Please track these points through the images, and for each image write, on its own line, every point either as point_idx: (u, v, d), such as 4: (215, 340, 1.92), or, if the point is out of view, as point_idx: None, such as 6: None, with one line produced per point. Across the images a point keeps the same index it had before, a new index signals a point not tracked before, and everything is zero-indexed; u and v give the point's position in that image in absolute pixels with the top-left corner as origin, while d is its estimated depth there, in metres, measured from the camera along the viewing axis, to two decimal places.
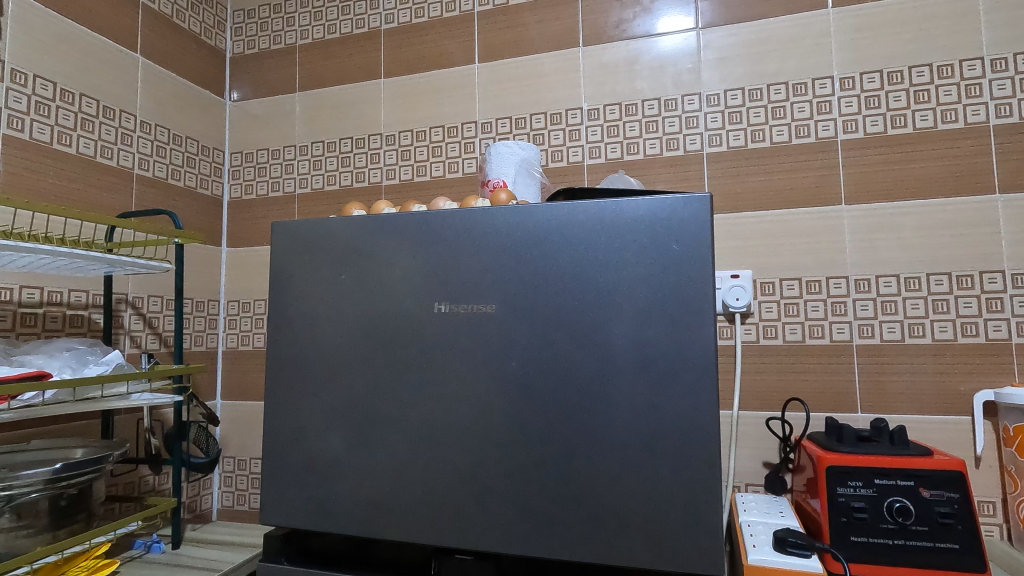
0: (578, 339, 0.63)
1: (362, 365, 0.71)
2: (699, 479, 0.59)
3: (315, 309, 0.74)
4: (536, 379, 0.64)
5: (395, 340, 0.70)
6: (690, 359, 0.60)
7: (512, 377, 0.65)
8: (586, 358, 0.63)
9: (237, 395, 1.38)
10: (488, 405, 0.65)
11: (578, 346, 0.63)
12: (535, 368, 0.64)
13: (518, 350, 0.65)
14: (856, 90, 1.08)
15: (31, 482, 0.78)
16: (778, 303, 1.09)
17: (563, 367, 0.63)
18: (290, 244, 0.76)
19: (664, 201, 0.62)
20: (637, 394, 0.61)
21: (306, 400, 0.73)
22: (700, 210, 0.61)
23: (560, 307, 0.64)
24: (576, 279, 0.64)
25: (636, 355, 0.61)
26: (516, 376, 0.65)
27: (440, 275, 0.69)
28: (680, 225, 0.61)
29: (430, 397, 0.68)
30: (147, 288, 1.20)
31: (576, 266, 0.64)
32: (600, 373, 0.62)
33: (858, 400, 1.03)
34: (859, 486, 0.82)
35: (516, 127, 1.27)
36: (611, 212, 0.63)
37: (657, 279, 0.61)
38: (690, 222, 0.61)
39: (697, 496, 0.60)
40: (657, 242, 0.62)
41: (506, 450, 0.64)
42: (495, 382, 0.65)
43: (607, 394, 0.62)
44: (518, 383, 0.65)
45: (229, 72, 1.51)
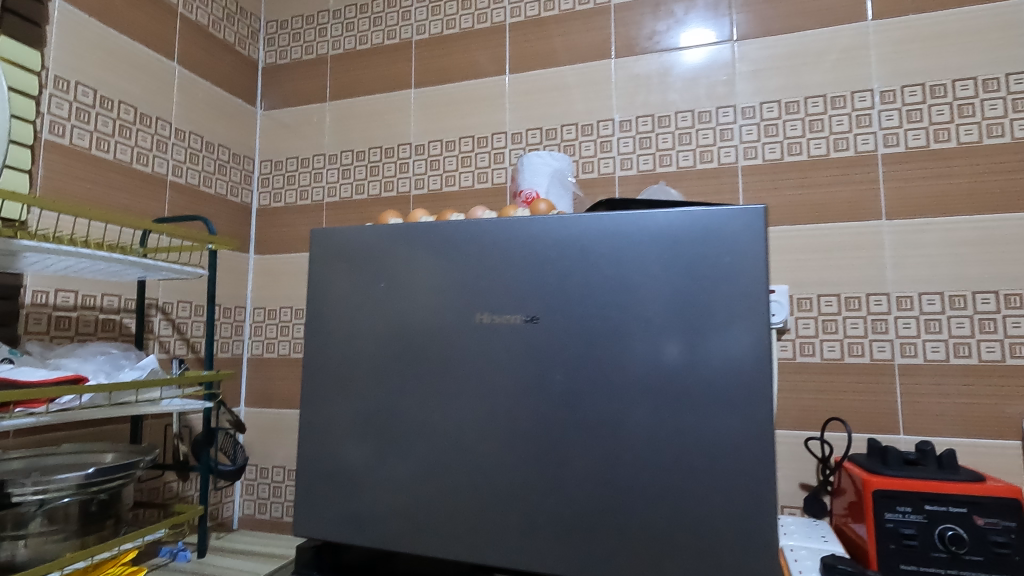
0: (623, 352, 0.61)
1: (398, 374, 0.70)
2: (753, 500, 0.57)
3: (351, 317, 0.73)
4: (580, 393, 0.62)
5: (433, 350, 0.69)
6: (740, 373, 0.58)
7: (553, 389, 0.63)
8: (631, 371, 0.61)
9: (261, 402, 1.38)
10: (528, 418, 0.64)
11: (623, 359, 0.61)
12: (578, 381, 0.63)
13: (560, 363, 0.63)
14: (897, 103, 1.06)
15: (64, 487, 0.77)
16: (816, 319, 1.06)
17: (608, 380, 0.62)
18: (327, 251, 0.76)
19: (716, 212, 0.60)
20: (685, 409, 0.59)
21: (341, 409, 0.72)
22: (753, 221, 0.59)
23: (606, 319, 0.62)
24: (622, 289, 0.62)
25: (684, 368, 0.60)
26: (559, 390, 0.63)
27: (480, 285, 0.68)
28: (732, 238, 0.60)
29: (469, 409, 0.66)
30: (177, 294, 1.21)
31: (621, 276, 0.62)
32: (646, 388, 0.60)
33: (900, 421, 1.00)
34: (908, 511, 0.78)
35: (547, 138, 1.26)
36: (659, 222, 0.62)
37: (707, 291, 0.60)
38: (743, 234, 0.59)
39: (750, 520, 0.57)
40: (707, 253, 0.60)
41: (548, 465, 0.63)
42: (537, 394, 0.64)
43: (653, 408, 0.60)
44: (561, 396, 0.63)
45: (261, 81, 1.53)
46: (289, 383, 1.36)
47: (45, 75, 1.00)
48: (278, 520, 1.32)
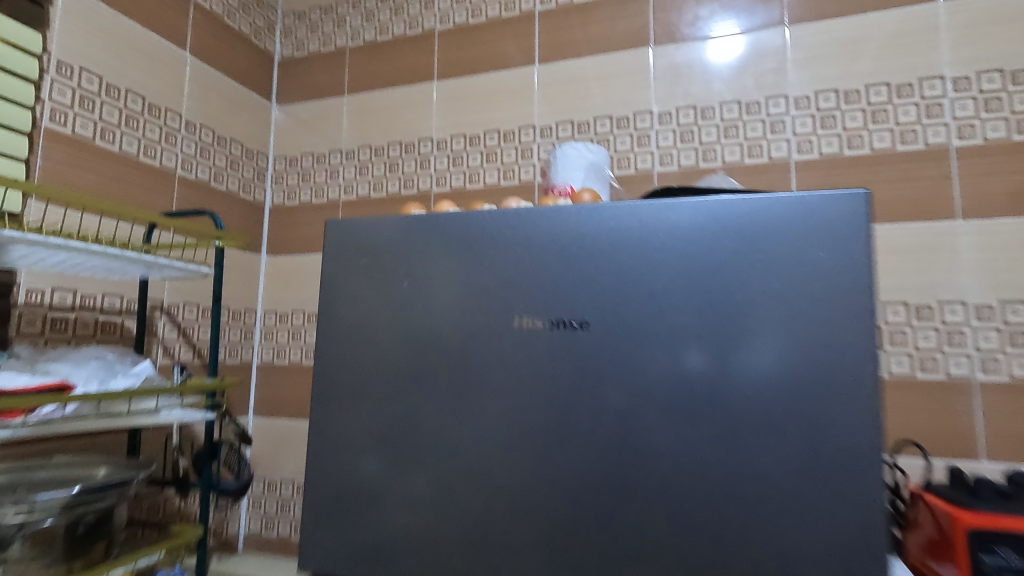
0: (680, 358, 0.56)
1: (425, 381, 0.63)
2: (828, 523, 0.51)
3: (370, 317, 0.66)
4: (631, 405, 0.56)
5: (465, 355, 0.62)
6: (813, 382, 0.53)
7: (601, 399, 0.57)
8: (690, 379, 0.55)
9: (271, 411, 1.29)
10: (572, 430, 0.58)
11: (681, 365, 0.56)
12: (629, 390, 0.57)
13: (609, 370, 0.57)
14: (972, 91, 0.96)
15: (47, 507, 0.69)
16: (881, 329, 0.95)
17: (662, 389, 0.56)
18: (345, 246, 0.69)
19: (786, 207, 0.54)
20: (751, 422, 0.53)
21: (359, 421, 0.65)
22: (826, 218, 0.54)
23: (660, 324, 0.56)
24: (678, 289, 0.56)
25: (748, 376, 0.54)
26: (606, 401, 0.57)
27: (518, 285, 0.62)
28: (802, 235, 0.54)
29: (505, 419, 0.60)
30: (183, 294, 1.14)
31: (678, 274, 0.56)
32: (707, 398, 0.55)
33: (981, 446, 0.89)
34: (1010, 555, 0.66)
35: (579, 132, 1.17)
36: (719, 214, 0.56)
37: (774, 290, 0.54)
38: (814, 232, 0.54)
39: (824, 550, 0.51)
40: (774, 248, 0.54)
41: (596, 484, 0.57)
42: (582, 404, 0.58)
43: (715, 421, 0.54)
44: (610, 407, 0.57)
45: (277, 75, 1.46)
46: (300, 391, 1.27)
47: (47, 60, 0.94)
48: (286, 539, 1.23)
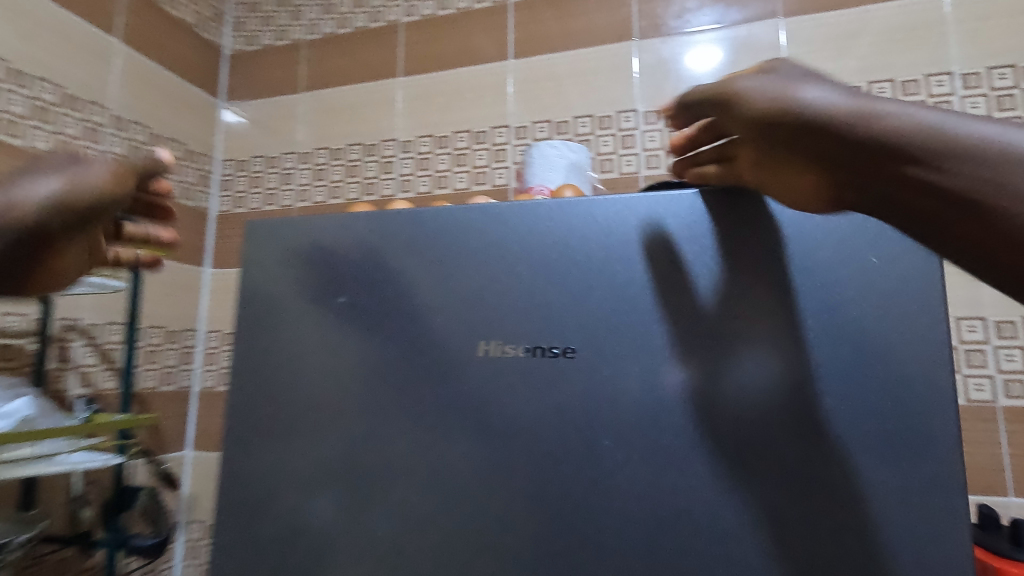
0: (685, 387, 0.46)
1: (375, 417, 0.52)
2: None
3: (307, 340, 0.55)
4: (613, 451, 0.46)
5: (414, 388, 0.51)
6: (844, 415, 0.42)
7: (590, 438, 0.47)
8: (696, 412, 0.45)
9: (210, 445, 1.14)
10: (555, 477, 0.47)
11: (687, 395, 0.45)
12: (625, 426, 0.46)
13: (599, 402, 0.47)
14: (983, 88, 0.88)
15: None
16: None
17: (663, 426, 0.46)
18: (275, 251, 0.58)
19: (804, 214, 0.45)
20: (773, 463, 0.43)
21: (283, 465, 0.53)
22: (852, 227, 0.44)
23: (649, 351, 0.47)
24: (678, 302, 0.47)
25: (772, 408, 0.44)
26: (582, 444, 0.47)
27: (480, 301, 0.51)
28: (825, 245, 0.45)
29: (474, 462, 0.49)
30: (107, 313, 0.97)
31: (676, 283, 0.47)
32: (719, 434, 0.45)
33: (1009, 479, 0.79)
34: None
35: (557, 132, 1.07)
36: (724, 215, 0.47)
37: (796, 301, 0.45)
38: (839, 243, 0.44)
39: None
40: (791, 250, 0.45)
41: (586, 541, 0.46)
42: (568, 443, 0.47)
43: (732, 463, 0.44)
44: (601, 448, 0.46)
45: (226, 70, 1.33)
46: None
47: None
48: None
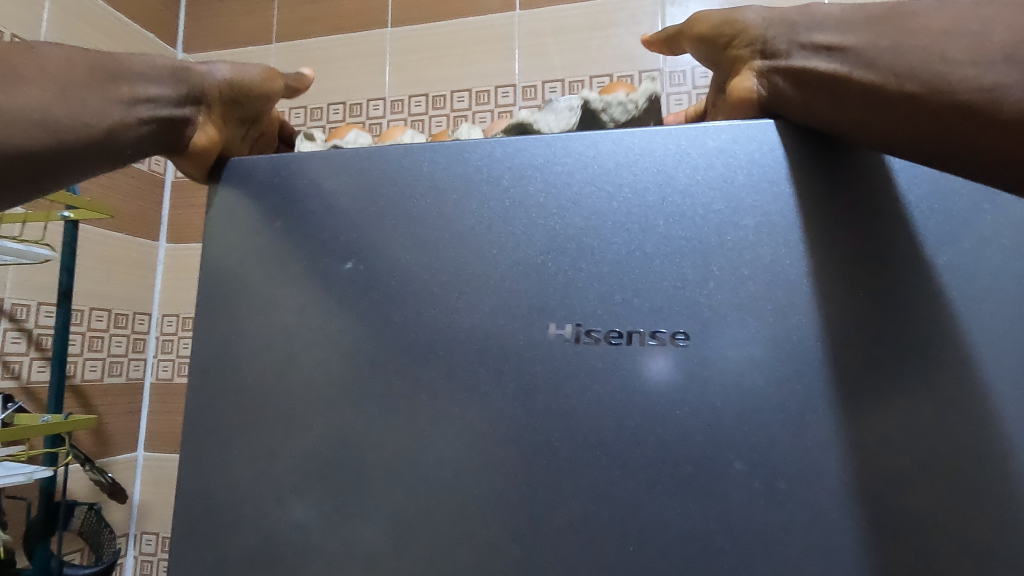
0: (884, 400, 0.29)
1: (379, 447, 0.33)
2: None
3: (274, 325, 0.36)
4: (808, 499, 0.29)
5: (478, 393, 0.32)
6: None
7: (737, 491, 0.29)
8: (911, 450, 0.28)
9: (166, 446, 0.98)
10: (692, 549, 0.29)
11: (893, 422, 0.29)
12: (794, 471, 0.29)
13: (762, 434, 0.29)
14: None
15: None
16: None
17: (857, 470, 0.28)
18: (262, 180, 0.38)
19: None
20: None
21: (261, 503, 0.35)
22: None
23: (866, 341, 0.29)
24: (870, 273, 0.30)
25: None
26: (755, 489, 0.29)
27: (583, 255, 0.32)
28: None
29: (540, 522, 0.31)
30: (37, 292, 0.81)
31: (867, 244, 0.30)
32: (949, 486, 0.28)
33: None
34: None
35: (571, 93, 0.95)
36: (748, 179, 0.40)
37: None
38: None
39: None
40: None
41: None
42: (700, 497, 0.29)
43: (970, 531, 0.27)
44: (753, 504, 0.29)
45: (184, 16, 1.15)
46: None
47: None
48: None
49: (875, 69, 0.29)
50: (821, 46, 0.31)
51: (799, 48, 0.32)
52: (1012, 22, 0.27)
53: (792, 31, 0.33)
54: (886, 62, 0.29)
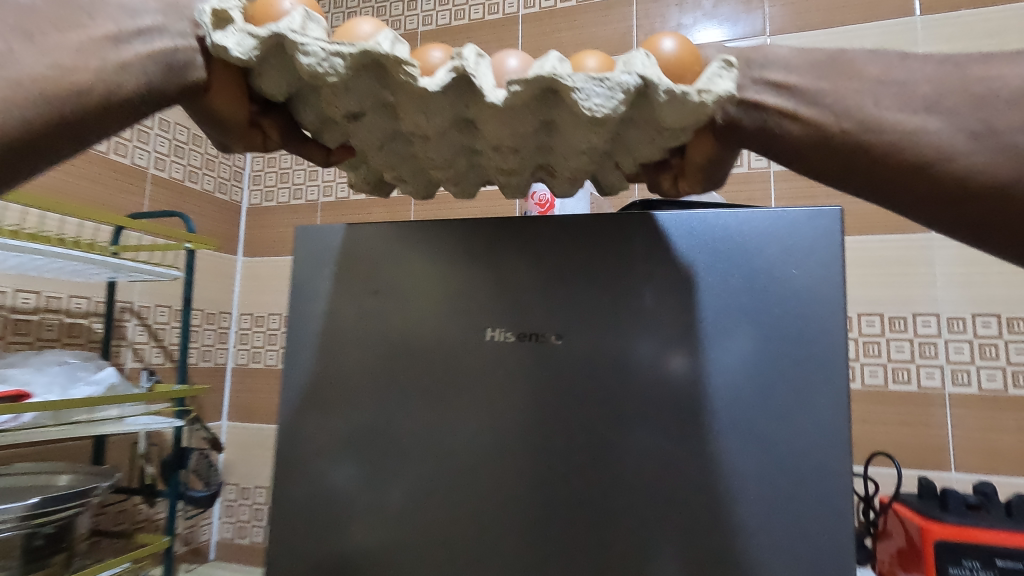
0: (679, 380, 0.49)
1: (377, 399, 0.58)
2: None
3: (319, 328, 0.61)
4: (608, 429, 0.50)
5: (430, 367, 0.56)
6: (821, 409, 0.46)
7: (568, 421, 0.51)
8: (665, 402, 0.49)
9: (245, 416, 1.26)
10: (547, 456, 0.52)
11: (655, 386, 0.50)
12: (600, 411, 0.51)
13: (584, 389, 0.51)
14: None
15: (5, 519, 0.68)
16: (857, 340, 0.96)
17: (655, 424, 0.49)
18: (313, 245, 0.63)
19: (789, 215, 0.49)
20: (737, 451, 0.47)
21: (314, 436, 0.60)
22: (826, 224, 0.48)
23: (644, 340, 0.51)
24: (647, 294, 0.51)
25: (735, 399, 0.48)
26: (579, 423, 0.51)
27: (496, 290, 0.56)
28: (805, 243, 0.48)
29: (466, 441, 0.54)
30: (155, 297, 1.10)
31: (658, 283, 0.51)
32: (686, 423, 0.48)
33: (951, 457, 0.89)
34: (976, 567, 0.69)
35: None
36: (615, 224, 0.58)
37: (754, 297, 0.49)
38: (818, 241, 0.48)
39: None
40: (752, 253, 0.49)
41: (587, 509, 0.50)
42: (551, 427, 0.52)
43: (697, 449, 0.48)
44: (578, 431, 0.51)
45: None
46: (273, 396, 1.25)
47: None
48: (259, 546, 1.20)
49: (815, 107, 0.35)
50: (769, 82, 0.36)
51: (753, 81, 0.36)
52: (936, 83, 0.33)
53: (747, 68, 0.37)
54: (828, 102, 0.34)
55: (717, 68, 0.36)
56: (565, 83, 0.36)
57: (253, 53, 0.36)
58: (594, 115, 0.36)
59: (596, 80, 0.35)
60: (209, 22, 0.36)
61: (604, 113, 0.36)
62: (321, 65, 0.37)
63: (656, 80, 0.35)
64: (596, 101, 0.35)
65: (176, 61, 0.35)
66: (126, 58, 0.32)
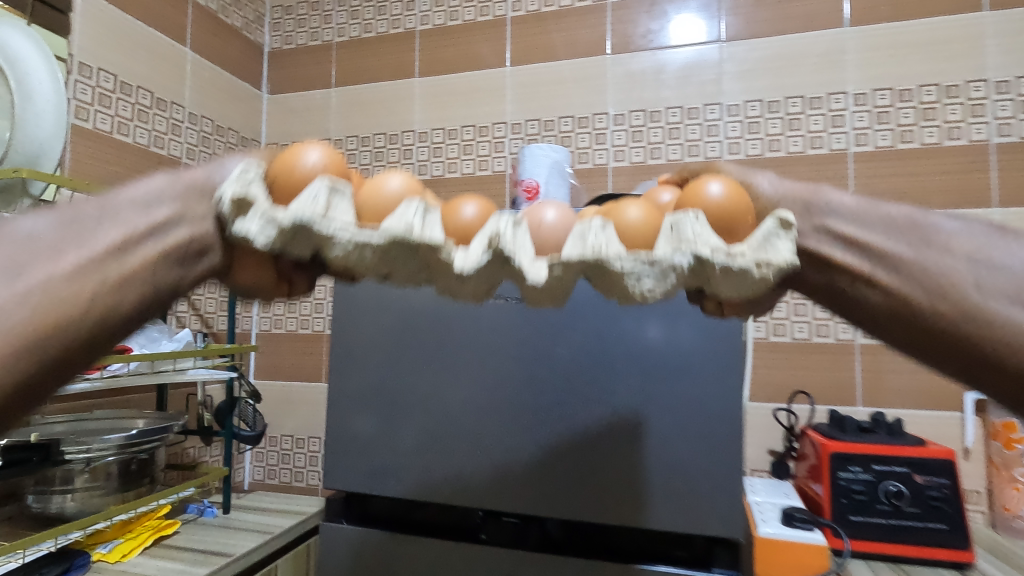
0: (622, 326, 0.74)
1: (410, 345, 0.82)
2: (722, 462, 0.69)
3: (364, 297, 0.85)
4: (573, 362, 0.75)
5: (448, 322, 0.81)
6: (713, 340, 0.71)
7: (546, 356, 0.76)
8: (611, 340, 0.74)
9: (270, 374, 1.45)
10: (531, 380, 0.76)
11: (604, 331, 0.75)
12: (568, 348, 0.75)
13: (558, 334, 0.76)
14: (869, 106, 1.15)
15: (106, 447, 0.85)
16: (788, 302, 1.16)
17: (604, 356, 0.74)
18: None
19: None
20: (657, 372, 0.72)
21: (363, 374, 0.83)
22: None
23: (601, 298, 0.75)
24: None
25: (658, 336, 0.73)
26: (553, 358, 0.76)
27: None
28: None
29: (474, 373, 0.78)
30: None
31: None
32: (622, 355, 0.73)
33: (859, 394, 1.11)
34: (859, 470, 0.90)
35: (545, 129, 1.33)
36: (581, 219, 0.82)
37: None
38: None
39: (713, 461, 0.69)
40: None
41: (558, 415, 0.75)
42: (534, 361, 0.76)
43: (632, 372, 0.73)
44: (552, 362, 0.76)
45: (266, 65, 1.56)
46: (295, 357, 1.43)
47: (70, 62, 1.04)
48: (288, 484, 1.40)
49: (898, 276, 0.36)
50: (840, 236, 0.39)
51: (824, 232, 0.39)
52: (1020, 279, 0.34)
53: (809, 214, 0.40)
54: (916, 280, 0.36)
55: (769, 226, 0.38)
56: (616, 267, 0.39)
57: (272, 231, 0.38)
58: (653, 298, 0.39)
59: (646, 263, 0.39)
60: (233, 212, 0.39)
61: (660, 293, 0.40)
62: (346, 237, 0.39)
63: (709, 255, 0.37)
64: (647, 283, 0.39)
65: (190, 248, 0.38)
66: (133, 263, 0.35)
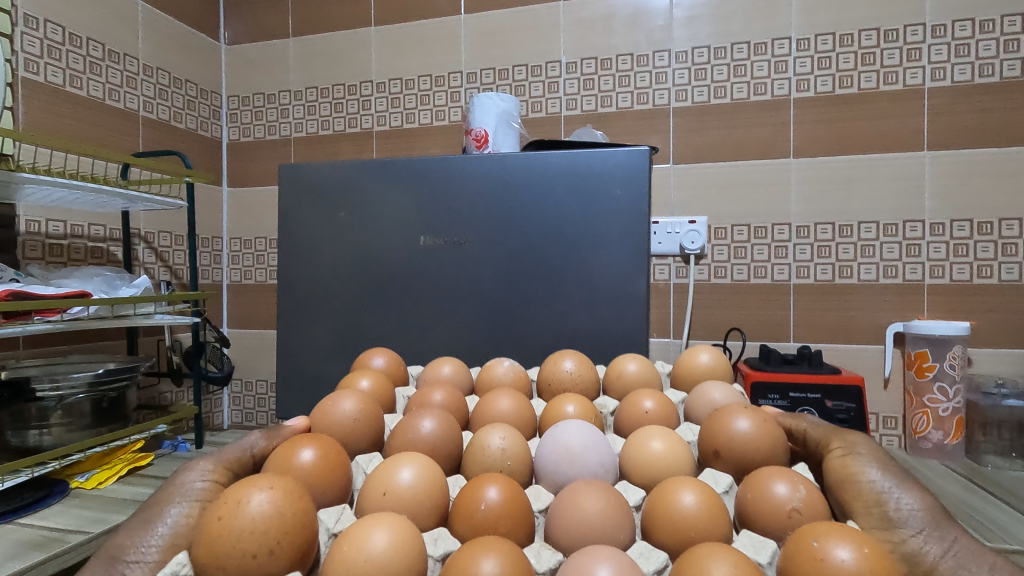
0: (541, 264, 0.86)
1: (355, 287, 0.94)
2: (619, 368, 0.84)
3: (311, 242, 0.95)
4: (499, 297, 0.88)
5: (389, 266, 0.92)
6: (617, 268, 0.84)
7: (477, 291, 0.89)
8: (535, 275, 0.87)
9: (242, 323, 1.51)
10: (467, 314, 0.90)
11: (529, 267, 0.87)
12: (496, 284, 0.88)
13: (486, 271, 0.88)
14: (811, 51, 1.17)
15: (77, 384, 0.92)
16: (729, 246, 1.22)
17: (524, 289, 0.87)
18: (297, 185, 0.95)
19: (611, 153, 0.83)
20: (572, 298, 0.86)
21: (314, 315, 0.95)
22: (635, 159, 0.82)
23: (524, 236, 0.86)
24: (521, 209, 0.86)
25: (573, 268, 0.85)
26: (482, 293, 0.89)
27: (427, 211, 0.90)
28: (617, 171, 0.83)
29: (415, 309, 0.91)
30: (158, 224, 1.30)
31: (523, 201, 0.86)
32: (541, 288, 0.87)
33: (790, 330, 1.19)
34: (776, 398, 0.98)
35: (499, 78, 1.35)
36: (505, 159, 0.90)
37: (585, 206, 0.84)
38: (624, 168, 0.82)
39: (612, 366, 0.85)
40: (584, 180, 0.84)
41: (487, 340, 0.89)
42: (468, 298, 0.89)
43: (553, 301, 0.86)
44: (483, 297, 0.89)
45: (222, 14, 1.54)
46: (265, 306, 1.49)
47: (15, 14, 1.04)
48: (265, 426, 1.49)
49: None
50: None
51: None
52: None
53: None
54: None
55: None
56: None
57: None
58: None
59: None
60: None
61: None
62: None
63: None
64: None
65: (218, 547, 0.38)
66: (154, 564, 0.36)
